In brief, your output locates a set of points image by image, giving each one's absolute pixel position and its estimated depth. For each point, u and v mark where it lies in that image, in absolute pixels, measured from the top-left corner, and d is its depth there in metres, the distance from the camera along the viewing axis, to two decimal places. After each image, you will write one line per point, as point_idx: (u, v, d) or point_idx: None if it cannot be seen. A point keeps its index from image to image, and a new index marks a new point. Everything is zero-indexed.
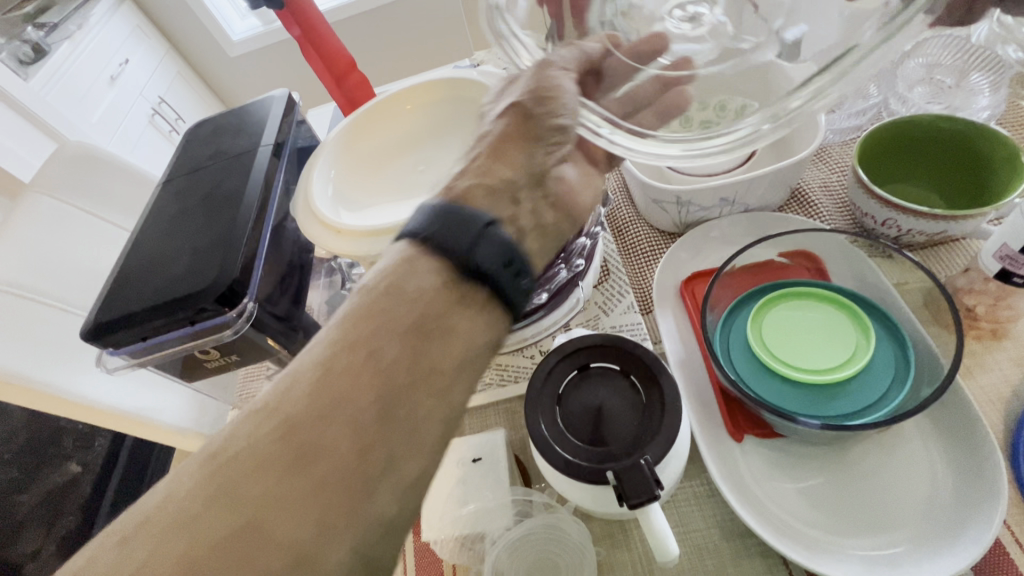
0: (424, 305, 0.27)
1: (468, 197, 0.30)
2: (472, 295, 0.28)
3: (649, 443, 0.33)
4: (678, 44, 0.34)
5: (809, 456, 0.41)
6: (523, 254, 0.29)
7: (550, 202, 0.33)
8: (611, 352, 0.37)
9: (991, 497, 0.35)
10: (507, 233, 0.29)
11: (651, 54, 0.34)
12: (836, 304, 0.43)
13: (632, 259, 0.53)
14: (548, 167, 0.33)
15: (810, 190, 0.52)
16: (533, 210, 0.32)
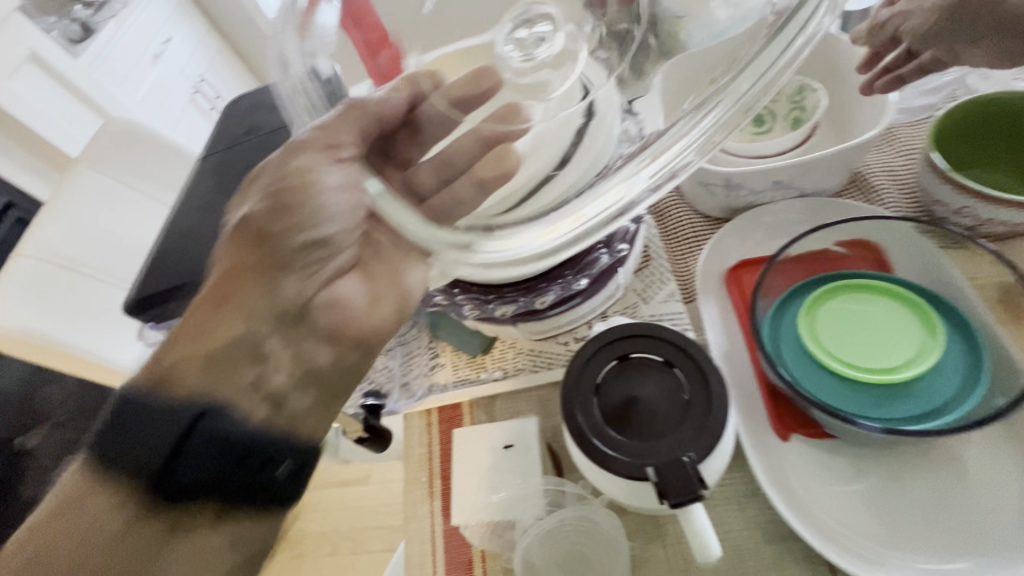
0: (105, 537, 0.31)
1: (177, 378, 0.33)
2: (185, 523, 0.32)
3: (692, 439, 0.31)
4: (514, 80, 0.32)
5: (865, 456, 0.38)
6: (273, 445, 0.33)
7: (320, 335, 0.36)
8: (653, 343, 0.35)
9: None
10: (227, 418, 0.32)
11: (450, 112, 0.33)
12: (901, 298, 0.40)
13: (675, 245, 0.50)
14: (310, 294, 0.35)
15: (872, 175, 0.48)
16: (283, 366, 0.35)
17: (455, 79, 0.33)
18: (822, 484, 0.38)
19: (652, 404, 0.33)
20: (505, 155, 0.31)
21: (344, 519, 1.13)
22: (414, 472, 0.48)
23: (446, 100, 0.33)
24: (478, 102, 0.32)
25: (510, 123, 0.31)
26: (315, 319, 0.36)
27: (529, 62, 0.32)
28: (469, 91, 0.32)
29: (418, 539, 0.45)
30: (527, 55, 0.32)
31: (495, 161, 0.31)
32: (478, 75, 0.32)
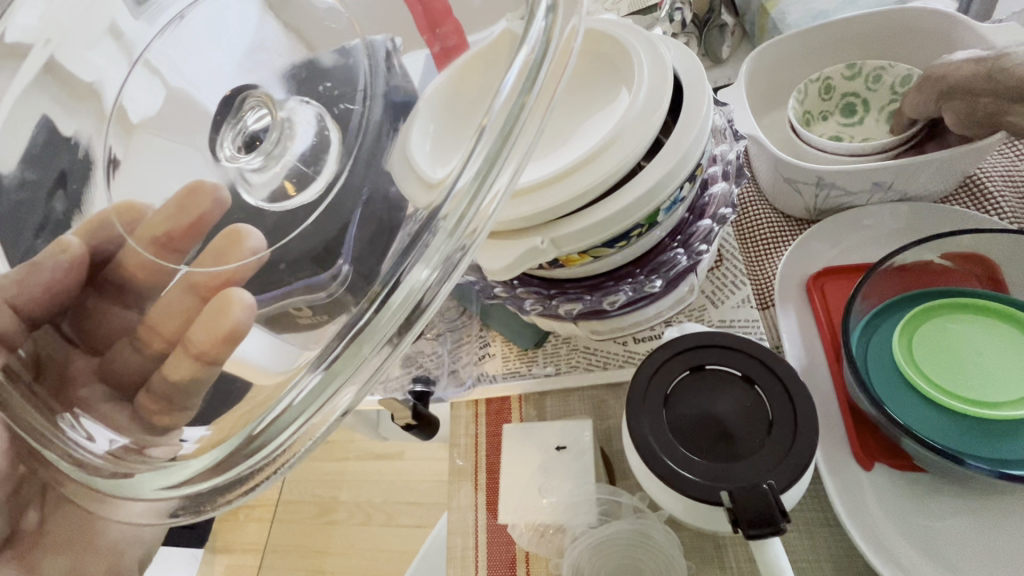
0: None
1: None
2: None
3: (774, 466, 0.29)
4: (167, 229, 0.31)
5: (956, 491, 0.35)
6: None
7: None
8: (732, 355, 0.33)
9: None
10: None
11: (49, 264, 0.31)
12: (1017, 324, 0.35)
13: (750, 246, 0.47)
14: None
15: (988, 180, 0.43)
16: None
17: (157, 215, 0.32)
18: (902, 512, 0.35)
19: (727, 423, 0.30)
20: (226, 310, 0.28)
21: (379, 492, 1.15)
22: (459, 463, 0.47)
23: (143, 242, 0.31)
24: (193, 235, 0.31)
25: (219, 265, 0.30)
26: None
27: (231, 160, 0.32)
28: (189, 233, 0.31)
29: (462, 532, 0.44)
30: (228, 153, 0.33)
31: (211, 321, 0.28)
32: (212, 194, 0.32)
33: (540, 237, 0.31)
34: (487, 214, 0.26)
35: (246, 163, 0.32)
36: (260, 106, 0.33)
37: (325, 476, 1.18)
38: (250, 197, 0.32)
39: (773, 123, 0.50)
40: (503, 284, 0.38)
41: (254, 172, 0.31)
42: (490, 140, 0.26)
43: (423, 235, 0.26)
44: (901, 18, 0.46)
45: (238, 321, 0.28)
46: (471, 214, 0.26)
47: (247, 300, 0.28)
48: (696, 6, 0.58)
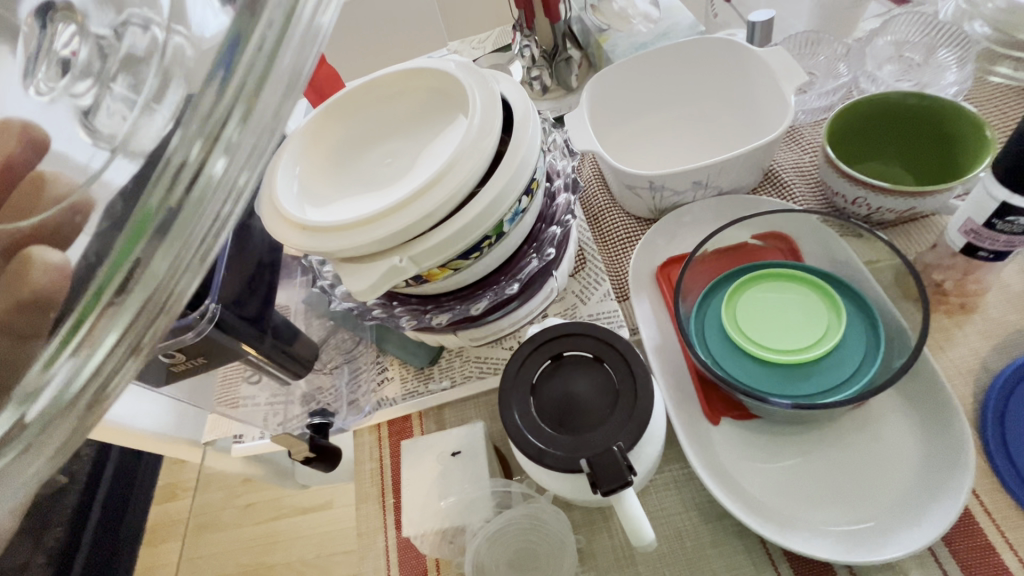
0: None
1: None
2: None
3: (622, 429, 0.33)
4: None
5: (784, 430, 0.41)
6: None
7: None
8: (584, 340, 0.37)
9: (960, 469, 0.35)
10: None
11: None
12: (808, 284, 0.43)
13: (608, 246, 0.53)
14: None
15: (782, 171, 0.52)
16: None
17: None
18: (750, 463, 0.40)
19: (582, 400, 0.35)
20: (28, 271, 0.25)
21: (313, 546, 1.10)
22: (366, 489, 0.48)
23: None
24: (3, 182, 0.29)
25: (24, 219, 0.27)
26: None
27: (47, 93, 0.30)
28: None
29: (372, 554, 0.45)
30: (41, 85, 0.30)
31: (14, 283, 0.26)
32: (18, 133, 0.29)
33: (399, 256, 0.34)
34: (273, 121, 0.28)
35: (70, 93, 0.30)
36: (68, 26, 0.31)
37: (253, 541, 1.12)
38: (88, 139, 0.29)
39: (615, 142, 0.57)
40: (381, 305, 0.41)
41: (88, 112, 0.30)
42: (233, 108, 0.27)
43: (207, 145, 0.26)
44: (693, 47, 0.55)
45: (42, 285, 0.25)
46: (259, 109, 0.27)
47: (55, 256, 0.26)
48: (543, 41, 0.64)
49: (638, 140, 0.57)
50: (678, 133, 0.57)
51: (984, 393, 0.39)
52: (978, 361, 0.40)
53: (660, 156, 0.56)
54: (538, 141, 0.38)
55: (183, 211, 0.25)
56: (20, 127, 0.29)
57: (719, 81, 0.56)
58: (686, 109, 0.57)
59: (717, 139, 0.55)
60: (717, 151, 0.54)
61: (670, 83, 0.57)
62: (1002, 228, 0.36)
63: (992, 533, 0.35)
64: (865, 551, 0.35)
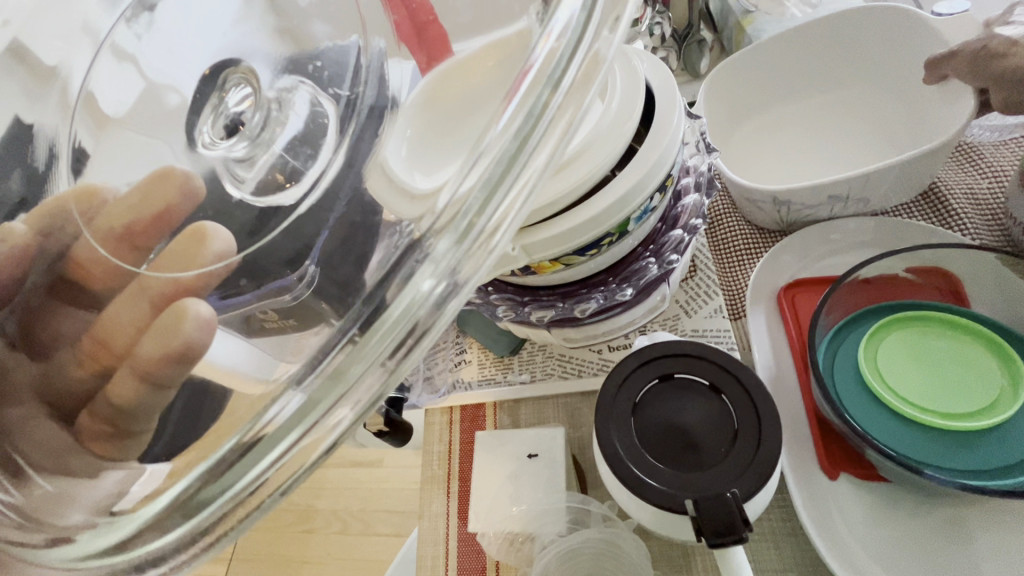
0: None
1: None
2: None
3: (740, 474, 0.29)
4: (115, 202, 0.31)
5: (920, 500, 0.35)
6: None
7: None
8: (700, 364, 0.33)
9: None
10: None
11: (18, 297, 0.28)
12: (973, 334, 0.36)
13: (724, 256, 0.47)
14: None
15: (950, 195, 0.44)
16: None
17: (119, 199, 0.30)
18: (873, 535, 0.34)
19: (693, 431, 0.31)
20: (179, 323, 0.26)
21: (357, 499, 1.14)
22: (433, 471, 0.47)
23: (102, 236, 0.29)
24: (156, 228, 0.29)
25: (181, 269, 0.28)
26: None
27: (211, 147, 0.32)
28: (150, 224, 0.30)
29: (433, 539, 0.44)
30: (207, 140, 0.32)
31: (164, 332, 0.26)
32: (181, 181, 0.31)
33: (512, 245, 0.31)
34: (511, 202, 0.24)
35: (229, 153, 0.31)
36: (243, 89, 0.33)
37: (305, 485, 1.17)
38: (235, 191, 0.31)
39: (747, 132, 0.52)
40: (477, 291, 0.39)
41: (238, 164, 0.31)
42: (486, 174, 0.24)
43: (433, 228, 0.24)
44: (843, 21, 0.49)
45: (192, 336, 0.26)
46: (503, 187, 0.24)
47: (205, 308, 0.27)
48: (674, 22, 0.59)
49: (776, 131, 0.51)
50: (826, 120, 0.50)
51: None
52: None
53: (804, 149, 0.49)
54: (680, 134, 0.33)
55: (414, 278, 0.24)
56: (181, 171, 0.31)
57: (890, 69, 0.48)
58: (831, 96, 0.51)
59: (879, 133, 0.47)
60: (869, 147, 0.47)
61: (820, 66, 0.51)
62: None
63: None
64: None
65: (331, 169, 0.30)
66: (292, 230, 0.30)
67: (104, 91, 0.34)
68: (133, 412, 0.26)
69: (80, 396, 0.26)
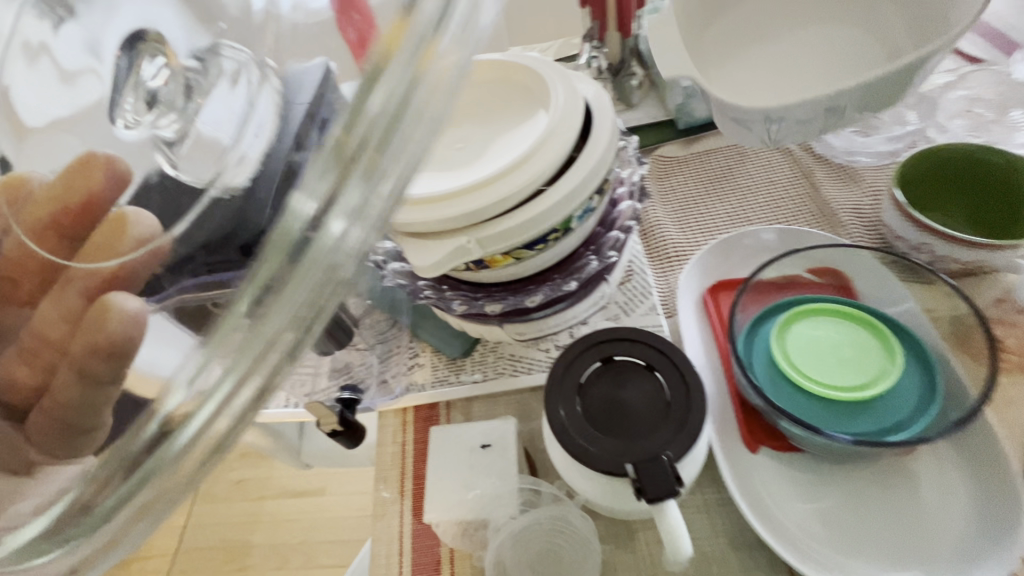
0: None
1: None
2: None
3: (672, 439, 0.32)
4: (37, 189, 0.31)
5: (826, 465, 0.39)
6: None
7: None
8: (636, 347, 0.37)
9: (1009, 528, 0.34)
10: None
11: None
12: (859, 320, 0.42)
13: (657, 262, 0.53)
14: None
15: (839, 209, 0.52)
16: None
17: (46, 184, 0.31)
18: (790, 497, 0.38)
19: (632, 405, 0.34)
20: (107, 320, 0.26)
21: (299, 531, 1.08)
22: (386, 471, 0.48)
23: (30, 226, 0.29)
24: (83, 217, 0.29)
25: (105, 258, 0.28)
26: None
27: (136, 125, 0.34)
28: (78, 216, 0.29)
29: (386, 538, 0.44)
30: (128, 116, 0.34)
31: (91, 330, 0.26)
32: (106, 167, 0.31)
33: (467, 237, 0.34)
34: (412, 145, 0.23)
35: (155, 126, 0.35)
36: (155, 62, 0.36)
37: (238, 521, 1.10)
38: (167, 168, 0.33)
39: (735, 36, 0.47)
40: (433, 287, 0.41)
41: (170, 142, 0.34)
42: (376, 122, 0.22)
43: (330, 188, 0.23)
44: None
45: (118, 330, 0.25)
46: (397, 134, 0.22)
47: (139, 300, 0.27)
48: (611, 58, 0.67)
49: (752, 50, 0.46)
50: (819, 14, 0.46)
51: None
52: None
53: (775, 74, 0.45)
54: (614, 145, 0.38)
55: (313, 239, 0.22)
56: (104, 156, 0.32)
57: None
58: None
59: (854, 65, 0.43)
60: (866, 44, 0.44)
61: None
62: None
63: None
64: None
65: (263, 146, 0.34)
66: (249, 219, 0.30)
67: (43, 92, 0.35)
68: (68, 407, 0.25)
69: (22, 395, 0.26)
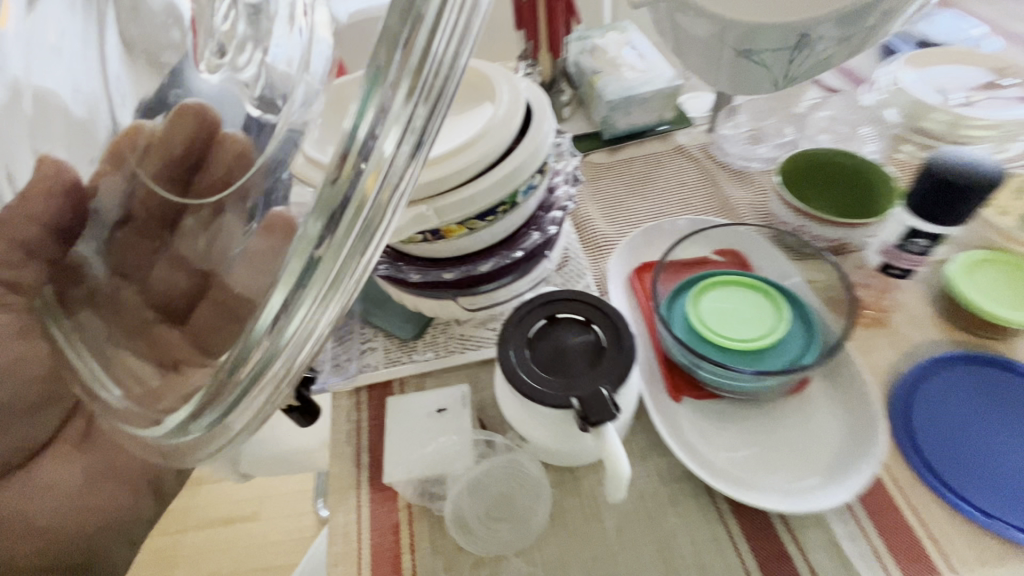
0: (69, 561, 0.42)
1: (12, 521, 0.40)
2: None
3: (608, 375, 0.38)
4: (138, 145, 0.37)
5: (735, 406, 0.46)
6: None
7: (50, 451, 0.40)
8: (575, 305, 0.42)
9: (873, 435, 0.41)
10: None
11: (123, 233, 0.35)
12: (754, 285, 0.51)
13: (590, 249, 0.59)
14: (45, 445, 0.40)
15: (738, 205, 0.62)
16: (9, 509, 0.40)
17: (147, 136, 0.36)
18: (707, 434, 0.45)
19: (574, 351, 0.39)
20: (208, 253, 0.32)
21: (229, 562, 1.01)
22: (340, 447, 0.49)
23: (157, 164, 0.35)
24: (190, 154, 0.35)
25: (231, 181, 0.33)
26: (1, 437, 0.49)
27: (217, 69, 0.37)
28: (186, 155, 0.35)
29: (341, 509, 0.45)
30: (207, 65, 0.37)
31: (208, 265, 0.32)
32: (195, 112, 0.35)
33: (426, 206, 0.39)
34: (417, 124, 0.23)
35: (234, 66, 0.36)
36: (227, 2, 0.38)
37: (157, 554, 1.02)
38: (254, 112, 0.35)
39: None
40: (392, 262, 0.45)
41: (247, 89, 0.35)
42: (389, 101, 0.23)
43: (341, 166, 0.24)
44: None
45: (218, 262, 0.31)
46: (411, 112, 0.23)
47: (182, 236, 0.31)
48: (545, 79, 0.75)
49: None
50: None
51: (893, 388, 0.45)
52: (890, 365, 0.47)
53: None
54: (551, 132, 0.44)
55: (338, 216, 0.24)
56: (194, 104, 0.35)
57: None
58: None
59: None
60: None
61: (654, 101, 0.68)
62: (913, 248, 0.47)
63: (898, 499, 0.40)
64: (802, 501, 0.39)
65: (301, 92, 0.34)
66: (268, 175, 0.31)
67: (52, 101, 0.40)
68: (194, 326, 0.33)
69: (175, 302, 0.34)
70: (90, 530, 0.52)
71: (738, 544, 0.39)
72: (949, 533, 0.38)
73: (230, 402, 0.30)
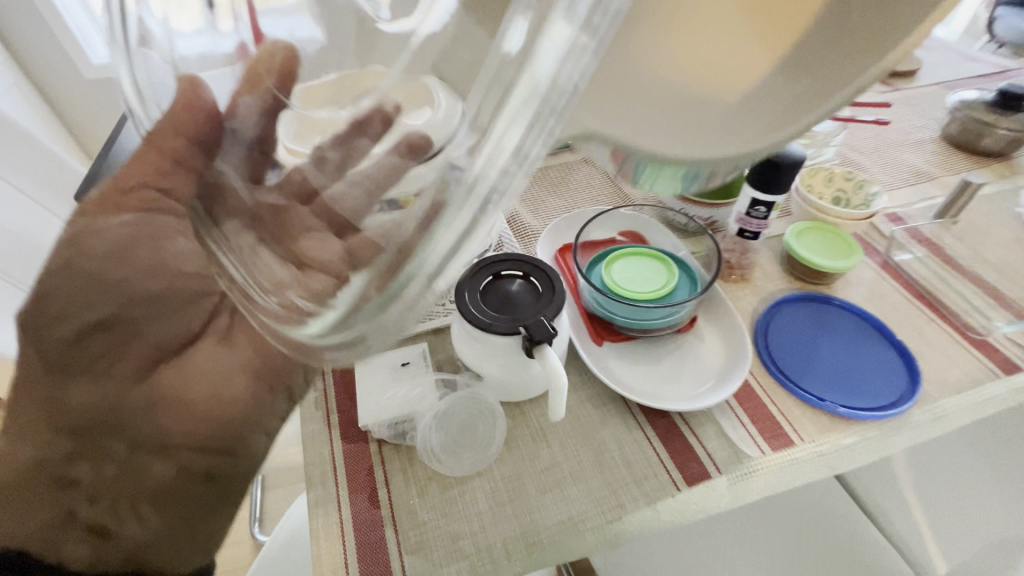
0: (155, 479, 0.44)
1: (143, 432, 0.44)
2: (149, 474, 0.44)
3: (545, 310, 0.47)
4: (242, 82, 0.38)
5: (646, 343, 0.58)
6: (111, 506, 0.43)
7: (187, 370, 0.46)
8: (513, 264, 0.52)
9: (741, 346, 0.56)
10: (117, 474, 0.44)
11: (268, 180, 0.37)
12: (648, 251, 0.63)
13: (520, 236, 0.70)
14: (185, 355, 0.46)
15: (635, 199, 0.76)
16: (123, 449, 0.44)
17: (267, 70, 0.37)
18: (626, 366, 0.56)
19: (517, 296, 0.49)
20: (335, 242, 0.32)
21: None
22: (311, 412, 0.54)
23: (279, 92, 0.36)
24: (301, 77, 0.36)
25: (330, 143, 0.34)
26: (138, 332, 0.45)
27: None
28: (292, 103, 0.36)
29: (319, 461, 0.50)
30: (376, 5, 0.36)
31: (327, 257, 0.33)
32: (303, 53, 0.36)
33: None
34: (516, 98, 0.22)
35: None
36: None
37: None
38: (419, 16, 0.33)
39: None
40: None
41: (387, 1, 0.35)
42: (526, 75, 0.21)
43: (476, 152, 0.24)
44: None
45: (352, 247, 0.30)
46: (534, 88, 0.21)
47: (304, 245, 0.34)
48: None
49: None
50: None
51: (755, 320, 0.59)
52: (752, 306, 0.61)
53: None
54: None
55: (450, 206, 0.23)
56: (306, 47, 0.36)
57: None
58: None
59: None
60: None
61: None
62: (755, 215, 0.63)
63: (764, 396, 0.53)
64: (700, 400, 0.52)
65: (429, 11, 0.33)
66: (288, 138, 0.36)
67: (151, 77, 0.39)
68: (352, 257, 0.30)
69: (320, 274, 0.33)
70: (233, 419, 0.46)
71: (653, 443, 0.50)
72: (799, 415, 0.51)
73: (366, 323, 0.27)
